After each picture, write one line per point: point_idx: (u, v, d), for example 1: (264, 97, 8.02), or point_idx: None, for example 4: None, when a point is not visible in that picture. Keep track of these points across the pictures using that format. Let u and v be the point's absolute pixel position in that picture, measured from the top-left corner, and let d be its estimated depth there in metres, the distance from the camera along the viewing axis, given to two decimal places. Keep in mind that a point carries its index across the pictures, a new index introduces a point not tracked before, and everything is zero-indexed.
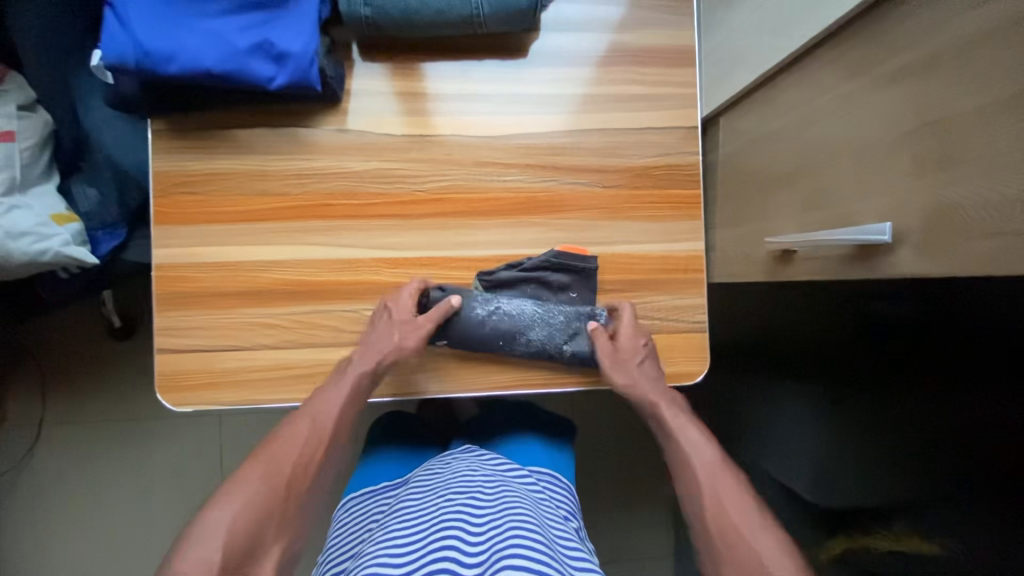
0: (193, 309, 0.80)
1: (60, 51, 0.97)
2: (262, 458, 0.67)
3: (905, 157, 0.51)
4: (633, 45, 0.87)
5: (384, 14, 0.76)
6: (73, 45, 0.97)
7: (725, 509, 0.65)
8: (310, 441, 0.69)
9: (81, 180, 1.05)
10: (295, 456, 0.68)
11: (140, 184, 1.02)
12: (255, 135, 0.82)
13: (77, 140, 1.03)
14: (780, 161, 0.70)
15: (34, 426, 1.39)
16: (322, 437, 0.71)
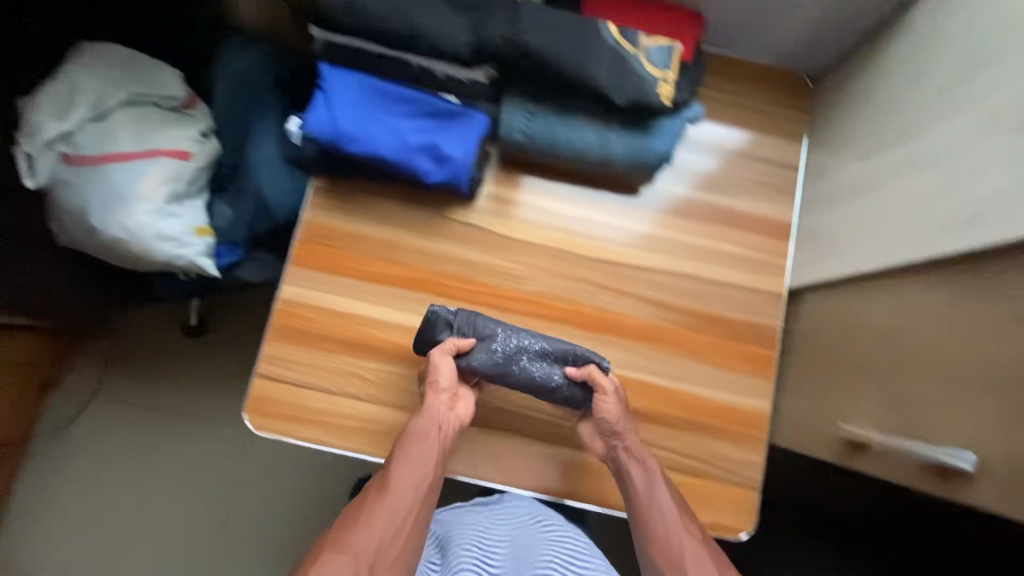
0: (300, 345, 0.88)
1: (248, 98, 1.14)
2: (342, 537, 0.71)
3: (998, 401, 0.56)
4: (740, 209, 0.96)
5: (533, 142, 0.88)
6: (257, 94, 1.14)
7: None
8: (389, 525, 0.72)
9: (225, 199, 1.17)
10: (375, 543, 0.70)
11: (272, 218, 1.14)
12: (396, 209, 0.93)
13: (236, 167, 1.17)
14: (865, 354, 0.75)
15: (84, 397, 1.48)
16: (399, 509, 0.74)
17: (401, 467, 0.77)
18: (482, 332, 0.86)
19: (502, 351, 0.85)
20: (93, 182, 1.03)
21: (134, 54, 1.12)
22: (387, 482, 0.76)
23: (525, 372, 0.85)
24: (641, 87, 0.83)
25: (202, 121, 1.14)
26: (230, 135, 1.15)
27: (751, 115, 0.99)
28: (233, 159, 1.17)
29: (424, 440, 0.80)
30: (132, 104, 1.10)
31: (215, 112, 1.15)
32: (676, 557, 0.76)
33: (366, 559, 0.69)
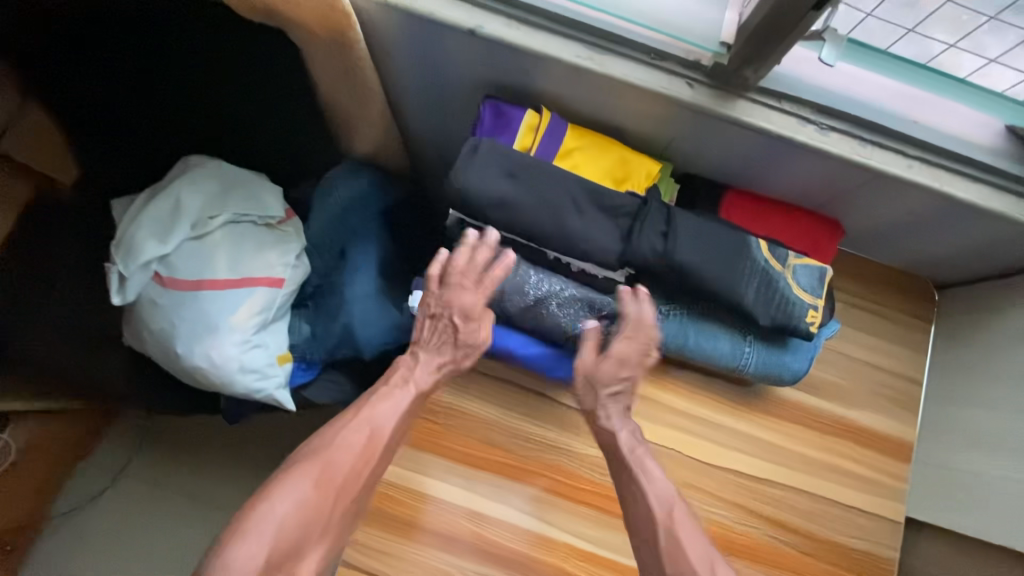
0: (394, 535, 0.83)
1: (350, 228, 1.14)
2: (319, 450, 0.74)
3: None
4: (858, 424, 0.92)
5: (662, 342, 0.84)
6: (359, 224, 1.14)
7: (682, 550, 0.71)
8: (363, 455, 0.75)
9: (307, 320, 1.12)
10: (348, 467, 0.74)
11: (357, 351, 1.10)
12: (508, 390, 0.89)
13: (324, 289, 1.13)
14: None
15: (117, 471, 1.54)
16: (377, 444, 0.77)
17: (369, 419, 0.77)
18: (512, 274, 0.81)
19: (533, 294, 0.81)
20: (183, 307, 0.99)
21: (238, 171, 1.09)
22: (351, 435, 0.75)
23: (556, 318, 0.81)
24: (790, 312, 0.79)
25: (295, 240, 1.10)
26: (323, 258, 1.13)
27: (878, 323, 0.96)
28: (321, 281, 1.14)
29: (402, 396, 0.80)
30: (233, 223, 1.06)
31: (310, 234, 1.12)
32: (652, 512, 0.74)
33: (338, 478, 0.73)
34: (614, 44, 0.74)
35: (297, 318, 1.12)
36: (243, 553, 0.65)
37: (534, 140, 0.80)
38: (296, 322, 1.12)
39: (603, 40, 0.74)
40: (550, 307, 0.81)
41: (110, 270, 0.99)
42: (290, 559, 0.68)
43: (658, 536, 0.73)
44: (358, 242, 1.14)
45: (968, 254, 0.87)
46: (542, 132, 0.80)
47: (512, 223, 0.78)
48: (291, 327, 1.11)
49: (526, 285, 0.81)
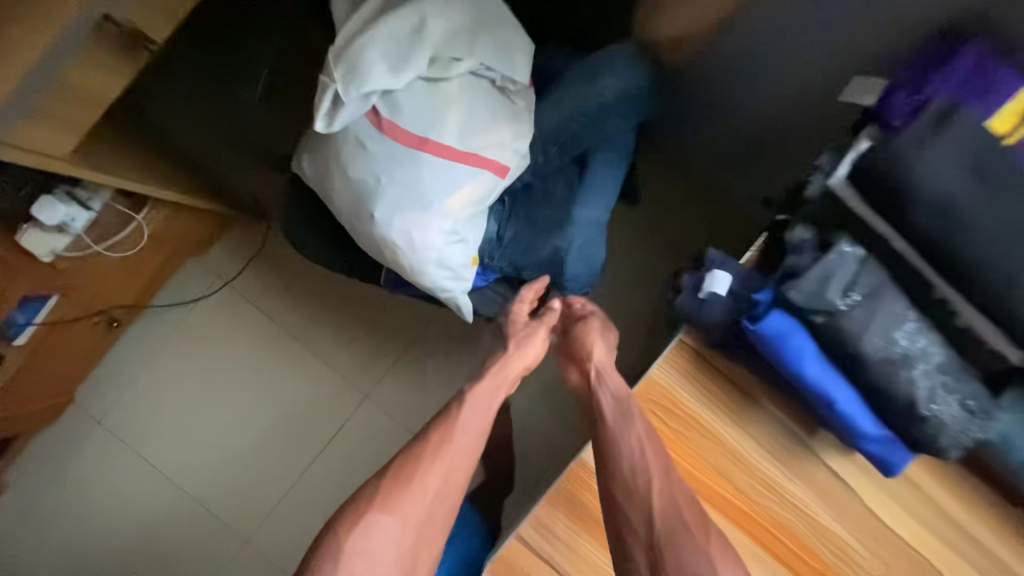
0: (576, 522, 0.77)
1: (602, 129, 0.89)
2: (403, 457, 0.78)
3: None
4: None
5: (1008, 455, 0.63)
6: (612, 129, 0.90)
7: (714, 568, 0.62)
8: (447, 456, 0.78)
9: (504, 221, 0.91)
10: (432, 472, 0.77)
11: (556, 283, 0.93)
12: (766, 423, 0.72)
13: (541, 194, 0.91)
14: None
15: (224, 281, 1.48)
16: (459, 441, 0.80)
17: (430, 465, 0.77)
18: (885, 313, 0.56)
19: (902, 348, 0.56)
20: (396, 166, 0.79)
21: (496, 7, 0.83)
22: (399, 498, 0.74)
23: (914, 392, 0.57)
24: None
25: (529, 119, 0.86)
26: (556, 157, 0.90)
27: None
28: (541, 183, 0.91)
29: (456, 445, 0.80)
30: (472, 75, 0.83)
31: (554, 117, 0.87)
32: (639, 479, 0.66)
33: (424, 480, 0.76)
34: None
35: (496, 213, 0.91)
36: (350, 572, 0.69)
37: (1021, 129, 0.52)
38: (493, 216, 0.91)
39: None
40: (912, 374, 0.57)
41: (323, 85, 0.76)
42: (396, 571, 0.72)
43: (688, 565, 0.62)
44: (602, 154, 0.90)
45: None
46: None
47: (928, 239, 0.54)
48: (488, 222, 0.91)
49: (900, 329, 0.56)
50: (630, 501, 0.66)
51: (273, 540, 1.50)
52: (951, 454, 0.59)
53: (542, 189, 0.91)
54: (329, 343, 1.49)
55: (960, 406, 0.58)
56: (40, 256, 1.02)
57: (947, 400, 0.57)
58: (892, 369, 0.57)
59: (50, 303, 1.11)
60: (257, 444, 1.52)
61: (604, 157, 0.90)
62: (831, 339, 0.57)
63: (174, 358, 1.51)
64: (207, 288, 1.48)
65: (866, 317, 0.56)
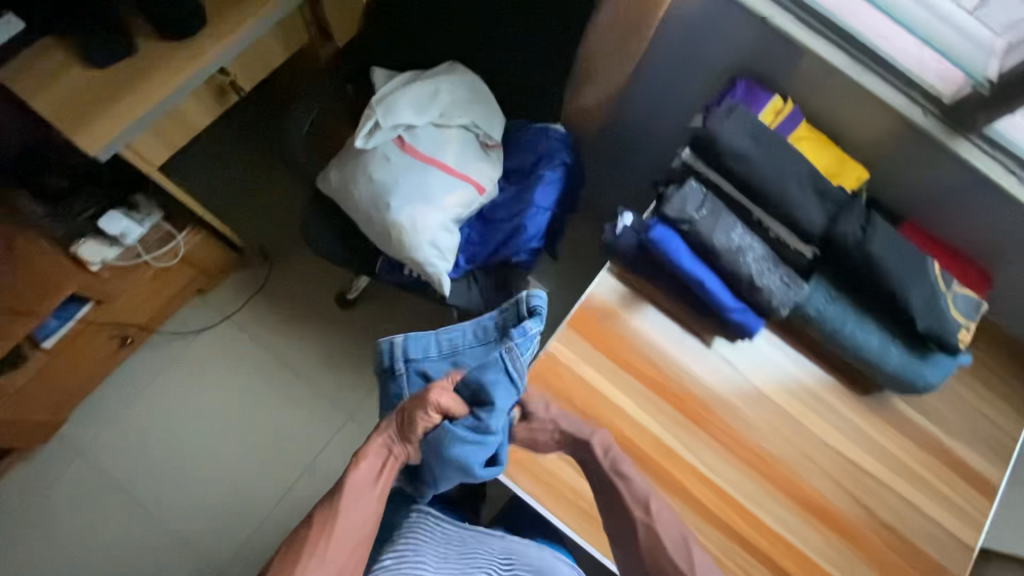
0: (546, 397, 0.98)
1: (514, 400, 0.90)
2: (293, 548, 0.75)
3: None
4: (956, 456, 1.03)
5: (821, 321, 0.97)
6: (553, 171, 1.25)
7: (671, 542, 0.80)
8: (342, 536, 0.77)
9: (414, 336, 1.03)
10: (327, 555, 0.75)
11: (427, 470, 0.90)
12: (671, 321, 1.02)
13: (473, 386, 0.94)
14: None
15: (220, 315, 1.66)
16: (356, 515, 0.79)
17: (322, 552, 0.75)
18: (723, 222, 0.93)
19: (736, 242, 0.92)
20: (409, 172, 1.15)
21: (484, 87, 1.24)
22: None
23: (748, 269, 0.92)
24: (945, 326, 0.92)
25: (498, 163, 1.26)
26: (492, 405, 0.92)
27: (993, 380, 1.07)
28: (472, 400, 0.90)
29: (344, 529, 0.77)
30: (464, 128, 1.22)
31: (515, 158, 1.29)
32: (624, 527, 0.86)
33: (316, 564, 0.74)
34: (876, 64, 0.92)
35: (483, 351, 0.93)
36: None
37: (776, 119, 0.97)
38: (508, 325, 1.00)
39: (870, 60, 0.92)
40: (745, 259, 0.92)
41: (366, 117, 1.15)
42: None
43: (643, 534, 0.82)
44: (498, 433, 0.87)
45: None
46: (783, 116, 0.96)
47: (743, 177, 0.92)
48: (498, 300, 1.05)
49: (732, 231, 0.93)
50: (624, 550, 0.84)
51: (250, 564, 1.53)
52: (783, 312, 0.93)
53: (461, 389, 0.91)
54: (317, 369, 1.68)
55: (781, 280, 0.93)
56: (91, 263, 1.24)
57: (771, 276, 0.92)
58: (734, 256, 0.92)
59: (80, 312, 1.29)
60: (240, 468, 1.59)
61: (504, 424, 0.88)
62: (696, 241, 0.93)
63: (165, 387, 1.60)
64: (207, 321, 1.65)
65: (711, 223, 0.92)
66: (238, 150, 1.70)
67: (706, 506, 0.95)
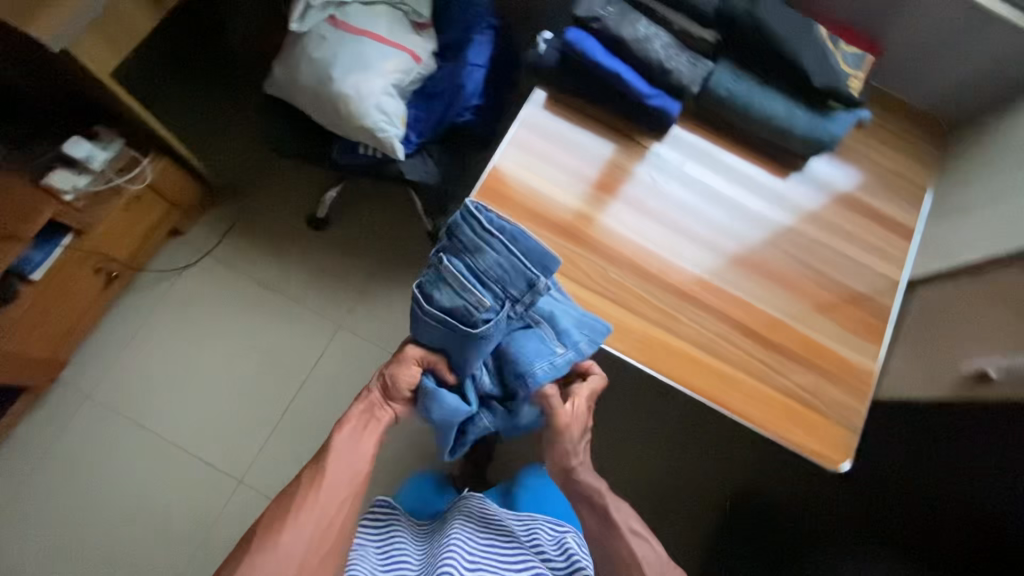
0: (499, 205, 1.05)
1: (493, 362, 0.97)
2: (287, 511, 0.85)
3: None
4: (875, 207, 1.14)
5: (732, 99, 1.07)
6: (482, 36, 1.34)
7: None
8: (329, 497, 0.87)
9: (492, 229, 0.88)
10: (315, 519, 0.85)
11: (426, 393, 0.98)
12: (603, 126, 1.11)
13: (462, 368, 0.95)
14: (971, 317, 0.94)
15: (200, 252, 1.73)
16: (343, 477, 0.89)
17: (308, 507, 0.85)
18: (627, 17, 1.04)
19: (642, 32, 1.03)
20: (346, 46, 1.24)
21: None
22: (283, 534, 0.83)
23: (656, 54, 1.03)
24: (835, 78, 1.04)
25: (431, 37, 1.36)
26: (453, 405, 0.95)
27: (897, 142, 1.19)
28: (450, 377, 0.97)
29: (327, 498, 0.87)
30: (391, 5, 1.32)
31: (446, 34, 1.38)
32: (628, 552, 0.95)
33: (307, 529, 0.84)
34: None
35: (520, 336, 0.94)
36: None
37: None
38: (444, 286, 0.90)
39: None
40: (651, 46, 1.03)
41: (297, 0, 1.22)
42: None
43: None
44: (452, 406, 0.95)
45: (976, 79, 1.13)
46: None
47: None
48: (472, 243, 0.88)
49: (638, 25, 1.04)
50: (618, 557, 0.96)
51: (265, 473, 1.60)
52: (694, 90, 1.05)
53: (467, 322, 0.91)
54: (301, 288, 1.74)
55: (686, 62, 1.05)
56: (63, 190, 1.31)
57: (677, 60, 1.04)
58: (642, 46, 1.03)
59: (62, 243, 1.36)
60: (241, 389, 1.66)
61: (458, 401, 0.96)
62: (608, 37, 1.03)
63: (157, 326, 1.67)
64: (189, 260, 1.72)
65: (617, 21, 1.03)
66: (190, 91, 1.75)
67: (656, 275, 1.05)
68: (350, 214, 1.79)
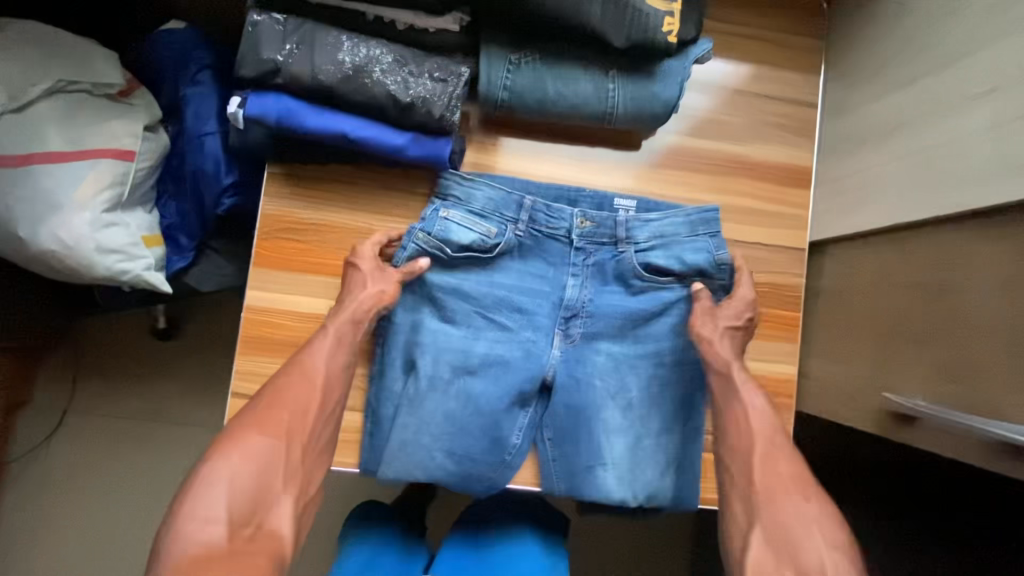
0: (276, 355, 0.79)
1: (546, 298, 0.81)
2: (265, 397, 0.65)
3: None
4: (753, 158, 0.86)
5: (521, 99, 0.76)
6: (198, 87, 0.98)
7: (774, 491, 0.63)
8: (319, 388, 0.68)
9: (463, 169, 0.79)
10: (305, 403, 0.66)
11: (471, 402, 0.79)
12: (372, 191, 0.81)
13: (535, 315, 0.81)
14: (889, 312, 0.72)
15: (58, 413, 1.50)
16: (344, 364, 0.72)
17: (294, 387, 0.67)
18: (320, 42, 0.69)
19: (350, 63, 0.69)
20: (16, 186, 0.90)
21: (62, 38, 0.97)
22: (252, 433, 0.62)
23: (380, 88, 0.70)
24: (643, 26, 0.71)
25: (143, 113, 1.00)
26: (514, 372, 0.80)
27: (760, 47, 0.87)
28: (520, 325, 0.81)
29: (295, 398, 0.66)
30: (59, 92, 0.95)
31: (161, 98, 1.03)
32: (746, 446, 0.68)
33: (296, 419, 0.65)
34: None
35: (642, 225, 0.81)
36: (201, 516, 0.55)
37: None
38: (459, 225, 0.78)
39: None
40: (369, 78, 0.70)
41: None
42: (258, 515, 0.58)
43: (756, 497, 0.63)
44: (515, 355, 0.80)
45: None
46: None
47: None
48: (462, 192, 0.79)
49: (340, 50, 0.69)
50: (736, 478, 0.67)
51: None
52: (456, 118, 0.72)
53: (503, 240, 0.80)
54: (184, 408, 1.52)
55: (429, 84, 0.71)
56: None
57: (416, 85, 0.71)
58: (359, 83, 0.69)
59: None
60: None
61: (507, 360, 0.80)
62: (303, 88, 0.70)
63: (52, 509, 1.49)
64: (52, 424, 1.50)
65: (307, 57, 0.69)
66: None
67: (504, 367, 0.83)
68: (198, 308, 1.52)
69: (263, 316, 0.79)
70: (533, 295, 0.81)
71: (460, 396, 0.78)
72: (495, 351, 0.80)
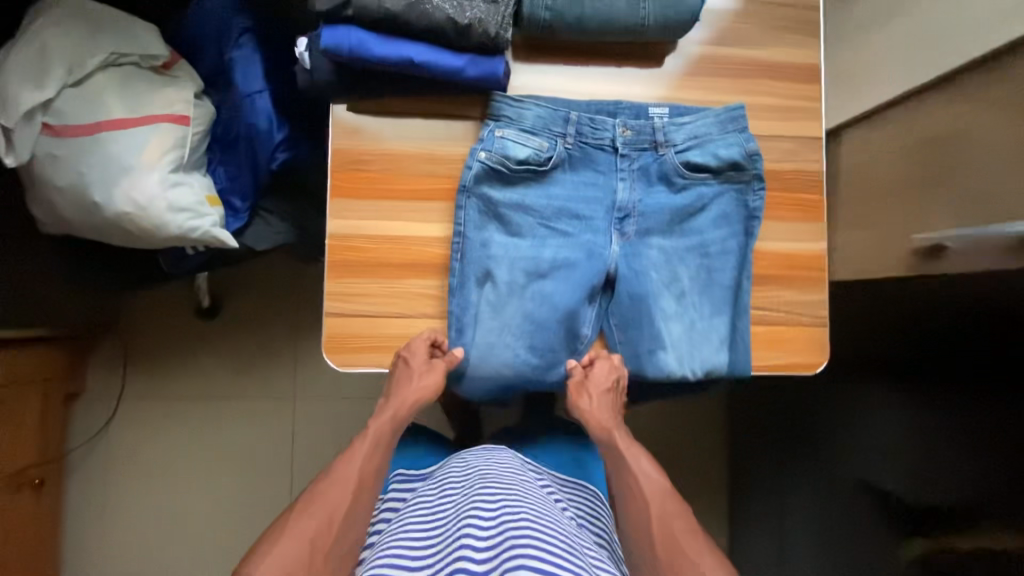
0: (362, 276, 0.87)
1: (599, 203, 0.89)
2: (312, 489, 0.73)
3: None
4: (768, 60, 0.95)
5: (561, 18, 0.84)
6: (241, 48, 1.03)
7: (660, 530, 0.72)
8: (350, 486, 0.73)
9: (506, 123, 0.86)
10: (336, 499, 0.71)
11: (544, 302, 0.87)
12: (431, 118, 0.88)
13: (589, 218, 0.89)
14: (909, 171, 0.82)
15: (113, 400, 1.55)
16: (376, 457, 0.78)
17: (334, 481, 0.73)
18: None
19: None
20: (88, 155, 0.95)
21: (105, 14, 1.01)
22: (286, 532, 0.68)
23: (440, 12, 0.77)
24: None
25: (190, 80, 1.05)
26: (581, 270, 0.88)
27: None
28: (580, 231, 0.89)
29: (331, 494, 0.72)
30: (112, 65, 1.00)
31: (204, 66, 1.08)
32: (634, 491, 0.77)
33: (333, 513, 0.70)
34: None
35: (677, 129, 0.89)
36: None
37: None
38: (516, 143, 0.86)
39: None
40: (428, 4, 0.76)
41: None
42: None
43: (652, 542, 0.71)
44: (580, 257, 0.88)
45: None
46: None
47: None
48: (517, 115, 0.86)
49: None
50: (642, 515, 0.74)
51: None
52: (508, 35, 0.79)
53: (554, 154, 0.88)
54: (234, 382, 1.57)
55: (482, 5, 0.78)
56: None
57: (472, 7, 0.78)
58: (421, 9, 0.76)
59: None
60: (237, 506, 1.55)
61: (571, 262, 0.88)
62: (370, 18, 0.77)
63: (119, 491, 1.54)
64: (109, 410, 1.55)
65: None
66: None
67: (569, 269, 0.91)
68: (237, 285, 1.58)
69: (345, 242, 0.86)
70: (588, 201, 0.89)
71: (535, 295, 0.87)
72: (559, 254, 0.88)
